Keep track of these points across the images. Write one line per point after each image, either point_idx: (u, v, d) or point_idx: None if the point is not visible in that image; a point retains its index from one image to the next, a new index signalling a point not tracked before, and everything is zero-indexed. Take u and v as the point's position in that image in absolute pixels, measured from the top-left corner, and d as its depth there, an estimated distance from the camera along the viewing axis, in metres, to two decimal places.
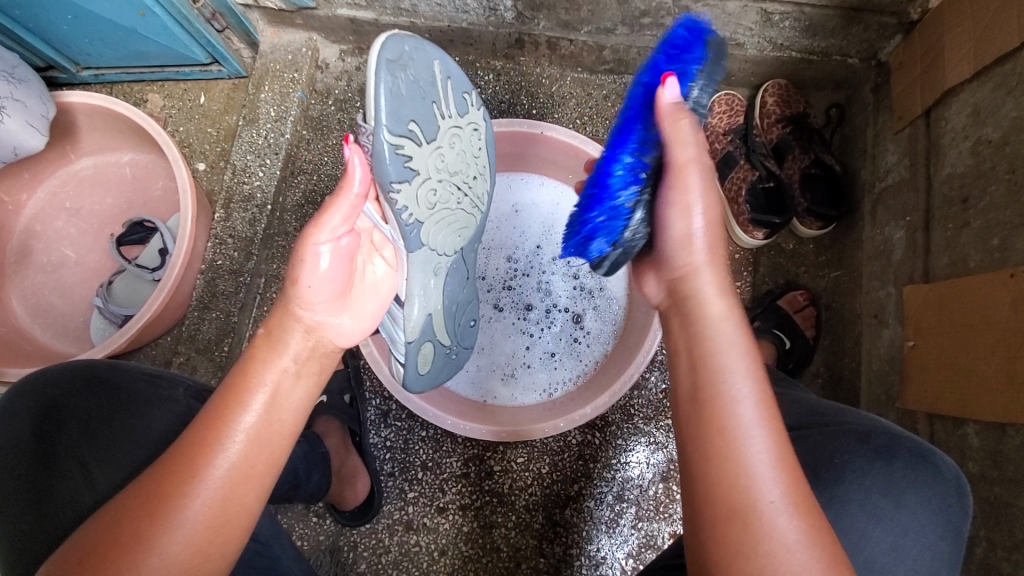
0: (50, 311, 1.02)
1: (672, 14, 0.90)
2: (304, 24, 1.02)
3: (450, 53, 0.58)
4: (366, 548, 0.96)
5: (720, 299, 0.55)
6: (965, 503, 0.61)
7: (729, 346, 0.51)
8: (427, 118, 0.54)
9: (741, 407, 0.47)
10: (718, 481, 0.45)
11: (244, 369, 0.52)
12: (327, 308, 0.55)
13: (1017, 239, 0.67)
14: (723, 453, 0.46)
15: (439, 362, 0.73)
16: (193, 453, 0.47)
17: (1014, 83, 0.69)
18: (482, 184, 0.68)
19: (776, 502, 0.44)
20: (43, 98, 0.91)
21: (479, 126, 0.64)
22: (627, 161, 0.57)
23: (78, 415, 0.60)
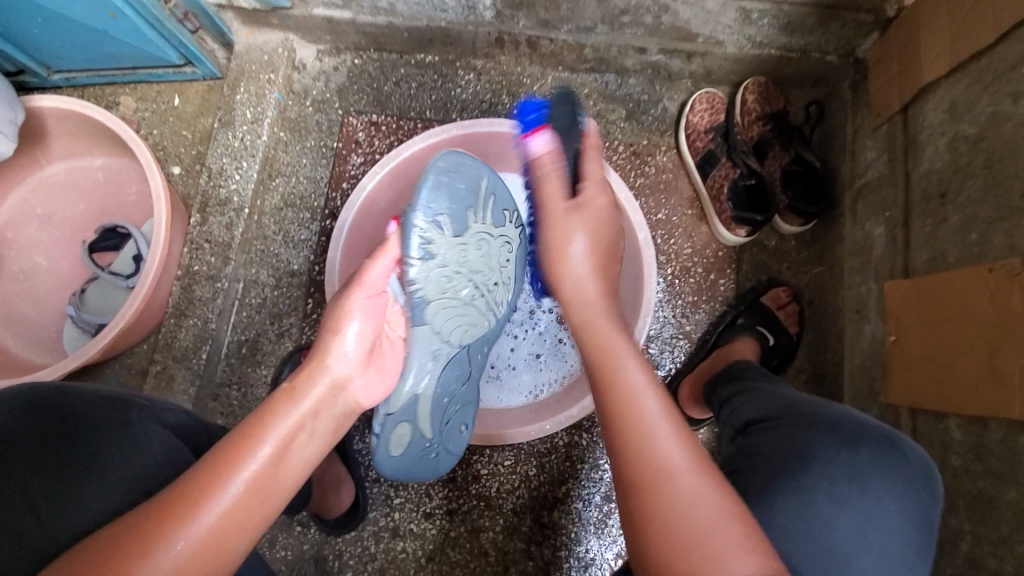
0: (20, 321, 0.99)
1: (652, 13, 0.90)
2: (280, 24, 1.00)
3: (497, 178, 0.74)
4: (352, 556, 0.95)
5: (593, 279, 0.71)
6: (933, 487, 0.61)
7: (602, 320, 0.67)
8: (457, 215, 0.66)
9: (646, 401, 0.58)
10: (638, 448, 0.54)
11: (261, 414, 0.52)
12: (354, 365, 0.56)
13: (994, 234, 0.67)
14: (625, 408, 0.57)
15: (415, 454, 0.71)
16: (189, 491, 0.47)
17: (990, 78, 0.69)
18: (502, 291, 0.77)
19: (684, 466, 0.52)
20: (12, 103, 0.88)
21: (509, 240, 0.77)
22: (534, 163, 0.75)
23: (26, 442, 0.56)
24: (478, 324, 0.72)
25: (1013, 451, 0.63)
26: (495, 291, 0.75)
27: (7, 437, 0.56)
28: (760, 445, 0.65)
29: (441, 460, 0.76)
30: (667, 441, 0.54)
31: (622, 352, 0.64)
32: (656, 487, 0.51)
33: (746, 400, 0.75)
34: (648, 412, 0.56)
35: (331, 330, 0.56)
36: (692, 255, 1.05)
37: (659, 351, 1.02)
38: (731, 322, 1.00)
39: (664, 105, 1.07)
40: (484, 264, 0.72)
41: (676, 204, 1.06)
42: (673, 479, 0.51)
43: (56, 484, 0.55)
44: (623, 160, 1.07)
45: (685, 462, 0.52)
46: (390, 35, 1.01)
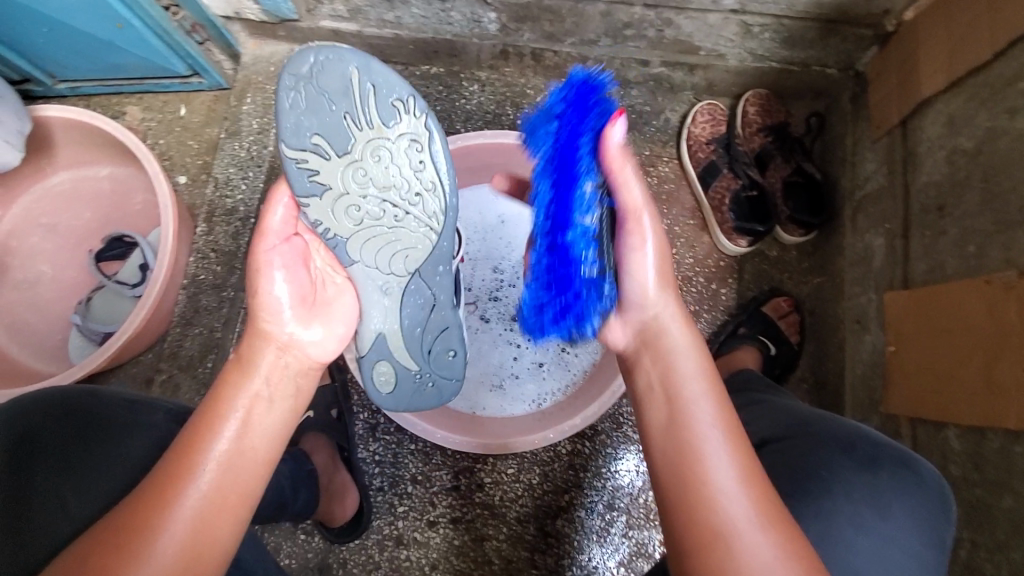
0: (25, 329, 0.99)
1: (655, 27, 0.91)
2: (287, 36, 1.01)
3: (379, 61, 0.59)
4: (356, 565, 0.95)
5: (682, 333, 0.61)
6: (947, 508, 0.63)
7: (687, 374, 0.57)
8: (335, 132, 0.59)
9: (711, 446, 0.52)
10: (695, 506, 0.49)
11: (218, 394, 0.55)
12: (291, 325, 0.62)
13: (991, 247, 0.68)
14: (690, 460, 0.51)
15: (411, 393, 0.69)
16: (162, 480, 0.49)
17: (987, 94, 0.71)
18: (438, 199, 0.63)
19: (749, 517, 0.47)
20: (20, 113, 0.89)
21: (418, 136, 0.61)
22: (583, 192, 0.63)
23: (54, 444, 0.58)
24: (420, 245, 0.64)
25: (1011, 461, 0.64)
26: (428, 203, 0.63)
27: (35, 440, 0.58)
28: (771, 462, 0.65)
29: (444, 390, 0.70)
30: (721, 469, 0.50)
31: (693, 393, 0.56)
32: (714, 544, 0.47)
33: (753, 416, 0.75)
34: (715, 469, 0.50)
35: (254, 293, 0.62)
36: (694, 264, 1.06)
37: None
38: (732, 332, 1.01)
39: (666, 116, 1.08)
40: (399, 173, 0.61)
41: (678, 214, 1.07)
42: (737, 528, 0.47)
43: (70, 490, 0.56)
44: None
45: (749, 519, 0.47)
46: (396, 47, 1.02)
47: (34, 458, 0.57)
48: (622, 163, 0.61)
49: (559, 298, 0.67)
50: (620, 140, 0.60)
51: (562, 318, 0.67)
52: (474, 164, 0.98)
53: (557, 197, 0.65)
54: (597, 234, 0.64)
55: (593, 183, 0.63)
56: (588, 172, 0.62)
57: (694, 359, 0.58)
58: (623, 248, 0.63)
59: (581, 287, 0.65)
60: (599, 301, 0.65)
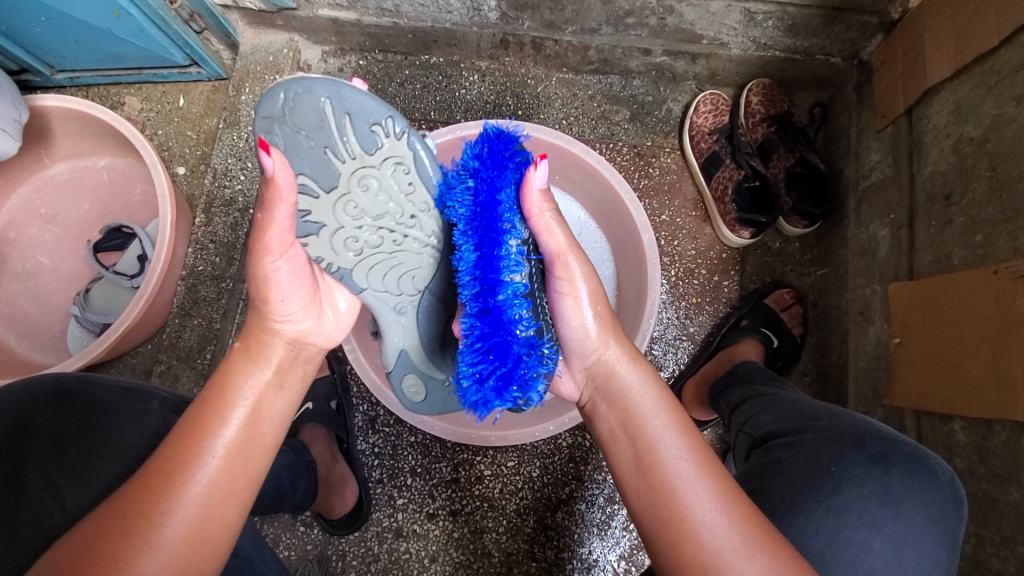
0: (24, 321, 0.99)
1: (656, 14, 0.90)
2: (285, 25, 1.00)
3: (349, 86, 0.54)
4: (355, 557, 0.94)
5: (633, 370, 0.61)
6: (960, 508, 0.61)
7: (647, 415, 0.57)
8: (319, 168, 0.57)
9: (683, 475, 0.52)
10: (682, 541, 0.49)
11: (222, 381, 0.54)
12: (301, 320, 0.60)
13: (998, 236, 0.67)
14: (671, 491, 0.51)
15: (441, 396, 0.76)
16: (169, 465, 0.48)
17: (994, 81, 0.70)
18: (434, 219, 0.63)
19: (737, 549, 0.47)
20: (15, 101, 0.88)
21: (403, 159, 0.58)
22: (510, 247, 0.59)
23: (49, 429, 0.58)
24: (425, 265, 0.66)
25: (1016, 454, 0.63)
26: (424, 222, 0.63)
27: (32, 426, 0.58)
28: (775, 458, 0.65)
29: None
30: (700, 501, 0.50)
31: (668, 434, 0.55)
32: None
33: (760, 407, 0.75)
34: (693, 501, 0.50)
35: (263, 301, 0.57)
36: (696, 256, 1.05)
37: (662, 353, 1.02)
38: (734, 324, 1.00)
39: (668, 107, 1.07)
40: (390, 200, 0.60)
41: (680, 205, 1.06)
42: (726, 559, 0.47)
43: (67, 477, 0.56)
44: (627, 161, 1.07)
45: (739, 551, 0.47)
46: (395, 36, 1.01)
47: (32, 443, 0.57)
48: (542, 206, 0.61)
49: (501, 368, 0.57)
50: (540, 185, 0.60)
51: (504, 390, 0.58)
52: None
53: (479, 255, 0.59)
54: (529, 291, 0.59)
55: (517, 238, 0.60)
56: (512, 228, 0.60)
57: (653, 393, 0.59)
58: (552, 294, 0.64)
59: (521, 351, 0.57)
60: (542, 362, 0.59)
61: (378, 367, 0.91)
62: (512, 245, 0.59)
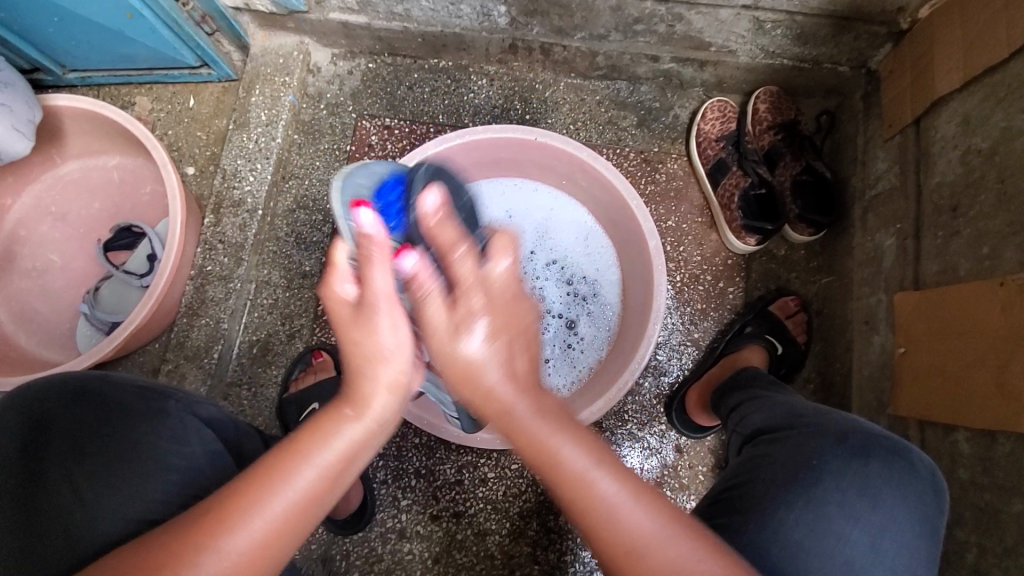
0: (34, 318, 1.00)
1: (665, 22, 0.90)
2: (296, 28, 1.01)
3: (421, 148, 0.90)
4: (358, 557, 0.95)
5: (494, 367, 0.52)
6: (941, 501, 0.61)
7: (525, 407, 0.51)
8: None
9: (580, 469, 0.49)
10: (592, 526, 0.48)
11: (314, 426, 0.53)
12: (407, 369, 0.55)
13: (1005, 249, 0.67)
14: (561, 486, 0.49)
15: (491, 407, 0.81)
16: (238, 500, 0.49)
17: (1003, 93, 0.70)
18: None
19: (659, 532, 0.47)
20: (28, 101, 0.89)
21: None
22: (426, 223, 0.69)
23: (66, 428, 0.59)
24: None
25: (1020, 466, 0.63)
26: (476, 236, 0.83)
27: (49, 424, 0.59)
28: (764, 453, 0.66)
29: None
30: (607, 490, 0.49)
31: (556, 440, 0.50)
32: (630, 560, 0.47)
33: (755, 407, 0.76)
34: (604, 495, 0.48)
35: (369, 354, 0.54)
36: (702, 262, 1.05)
37: (667, 358, 1.03)
38: (739, 330, 1.01)
39: (676, 113, 1.07)
40: None
41: (686, 211, 1.07)
42: (638, 547, 0.47)
43: (81, 477, 0.57)
44: (634, 167, 1.07)
45: (658, 529, 0.48)
46: (405, 40, 1.02)
47: (48, 443, 0.58)
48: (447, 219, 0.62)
49: None
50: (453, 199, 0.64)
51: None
52: (481, 158, 0.98)
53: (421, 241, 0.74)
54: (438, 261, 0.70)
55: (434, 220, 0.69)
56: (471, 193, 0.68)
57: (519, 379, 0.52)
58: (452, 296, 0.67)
59: None
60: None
61: None
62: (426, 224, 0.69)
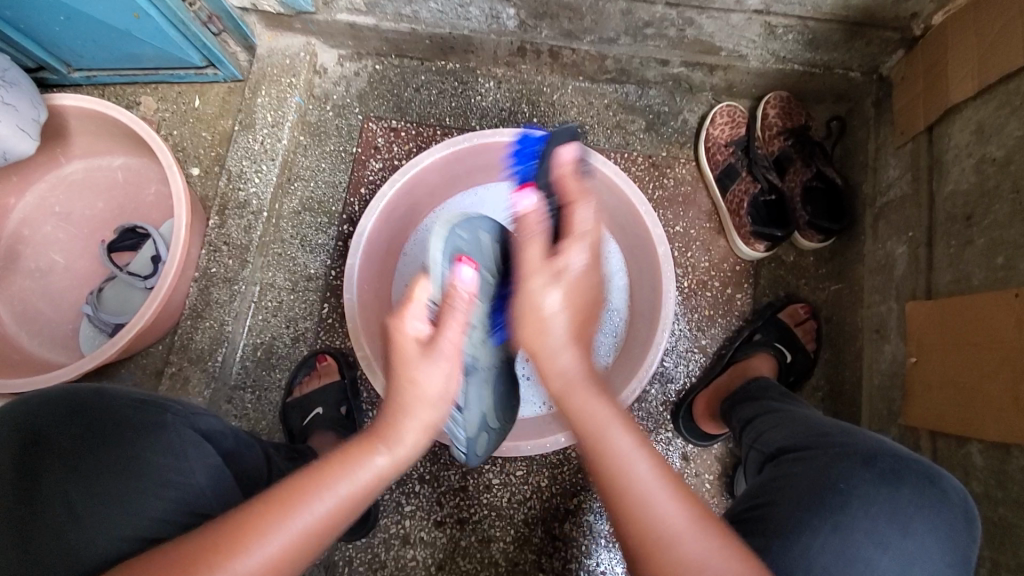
0: (37, 318, 0.99)
1: (675, 26, 0.89)
2: (303, 29, 1.01)
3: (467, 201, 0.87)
4: (362, 563, 0.94)
5: (562, 312, 0.57)
6: (972, 527, 0.60)
7: (581, 382, 0.55)
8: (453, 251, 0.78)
9: (622, 446, 0.52)
10: (627, 508, 0.49)
11: (342, 456, 0.53)
12: (439, 405, 0.57)
13: (1021, 259, 0.67)
14: (603, 456, 0.52)
15: (493, 443, 0.80)
16: (253, 518, 0.48)
17: (1019, 102, 0.69)
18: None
19: (683, 520, 0.48)
20: (34, 101, 0.89)
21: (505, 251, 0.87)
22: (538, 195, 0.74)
23: (66, 439, 0.58)
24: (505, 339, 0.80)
25: None
26: None
27: (50, 433, 0.58)
28: (788, 473, 0.65)
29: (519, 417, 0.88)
30: (640, 470, 0.51)
31: (602, 418, 0.54)
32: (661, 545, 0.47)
33: (771, 424, 0.75)
34: (641, 478, 0.50)
35: (413, 380, 0.55)
36: (710, 268, 1.04)
37: (674, 365, 1.02)
38: (747, 338, 1.00)
39: (684, 117, 1.07)
40: None
41: (694, 217, 1.06)
42: (666, 535, 0.48)
43: (81, 488, 0.56)
44: (642, 171, 1.06)
45: (683, 519, 0.48)
46: (412, 42, 1.01)
47: (49, 452, 0.58)
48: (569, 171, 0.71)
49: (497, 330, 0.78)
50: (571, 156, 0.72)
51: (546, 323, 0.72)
52: (489, 162, 0.97)
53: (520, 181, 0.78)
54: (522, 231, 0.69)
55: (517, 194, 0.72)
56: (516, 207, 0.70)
57: (574, 354, 0.56)
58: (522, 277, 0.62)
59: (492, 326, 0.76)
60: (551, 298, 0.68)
61: None
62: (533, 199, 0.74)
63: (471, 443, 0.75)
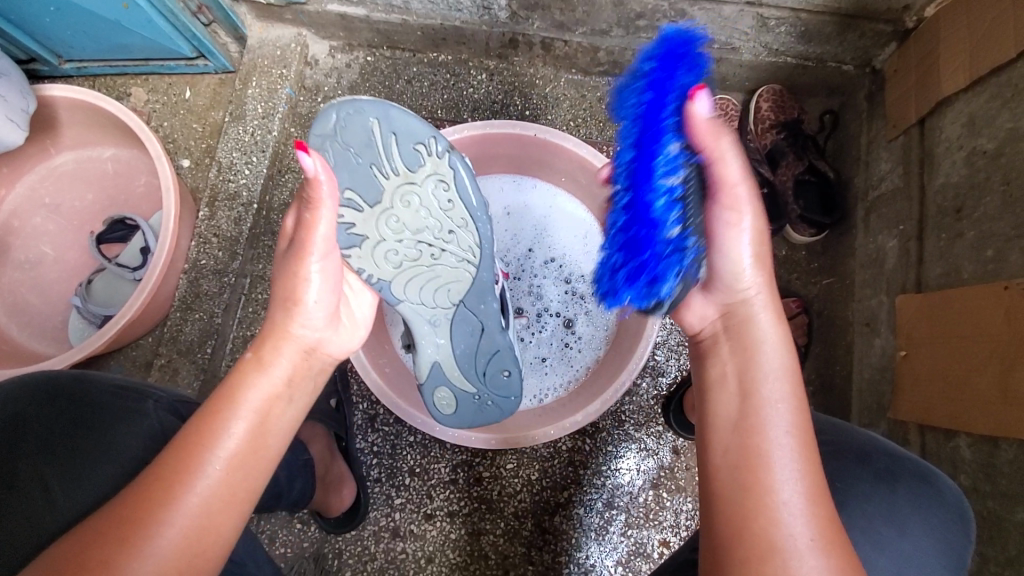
0: (26, 310, 0.99)
1: (668, 17, 0.89)
2: (294, 20, 1.00)
3: (394, 106, 0.60)
4: (352, 556, 0.94)
5: (772, 323, 0.59)
6: (967, 527, 0.61)
7: (766, 377, 0.55)
8: (366, 184, 0.62)
9: (779, 440, 0.51)
10: (751, 513, 0.48)
11: (228, 390, 0.51)
12: (322, 327, 0.59)
13: (1011, 251, 0.66)
14: (756, 443, 0.52)
15: (472, 412, 0.76)
16: (163, 475, 0.46)
17: (1010, 94, 0.69)
18: (471, 234, 0.68)
19: (811, 539, 0.46)
20: (23, 91, 0.88)
21: (443, 174, 0.64)
22: (661, 188, 0.60)
23: (44, 426, 0.58)
24: (459, 279, 0.70)
25: None
26: (462, 237, 0.68)
27: (29, 421, 0.58)
28: None
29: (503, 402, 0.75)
30: (787, 482, 0.49)
31: (775, 420, 0.53)
32: (769, 554, 0.46)
33: None
34: (786, 490, 0.49)
35: (290, 300, 0.56)
36: None
37: (665, 358, 1.01)
38: None
39: None
40: (429, 215, 0.65)
41: None
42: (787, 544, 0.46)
43: (61, 477, 0.56)
44: None
45: (809, 541, 0.46)
46: (404, 33, 1.01)
47: (27, 441, 0.57)
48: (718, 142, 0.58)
49: (635, 266, 0.63)
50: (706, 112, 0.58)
51: (631, 281, 0.64)
52: (479, 154, 0.97)
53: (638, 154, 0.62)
54: (682, 196, 0.60)
55: (678, 143, 0.60)
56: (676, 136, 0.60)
57: (783, 357, 0.57)
58: (715, 221, 0.61)
59: (662, 251, 0.61)
60: (678, 262, 0.62)
61: (380, 367, 0.90)
62: (668, 216, 0.60)
63: (428, 392, 0.75)
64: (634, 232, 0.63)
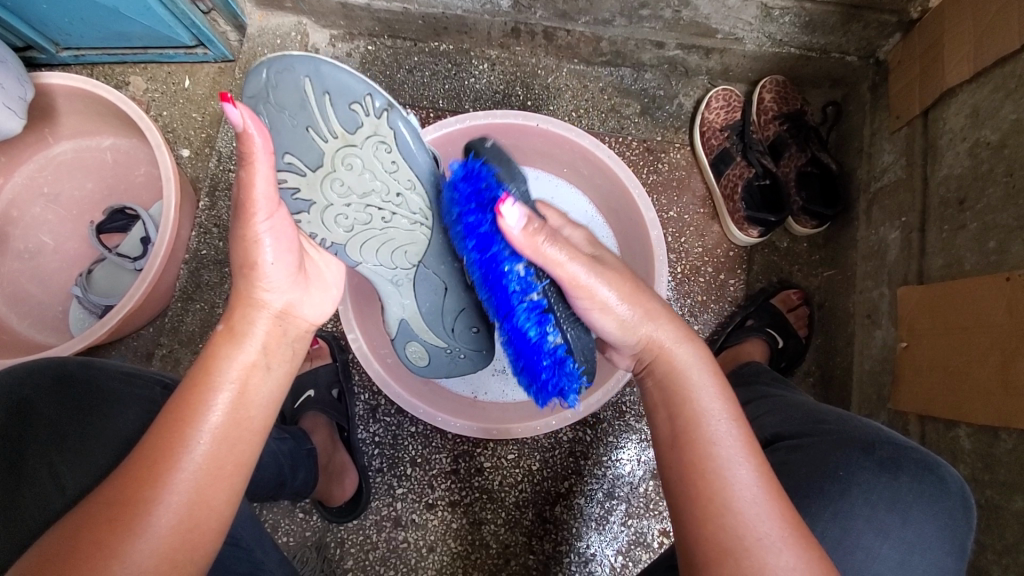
0: (27, 300, 0.99)
1: (672, 7, 0.88)
2: (294, 8, 0.99)
3: (325, 63, 0.57)
4: (354, 544, 0.95)
5: (688, 351, 0.58)
6: (970, 516, 0.61)
7: (692, 390, 0.55)
8: (304, 148, 0.61)
9: (715, 443, 0.51)
10: (704, 520, 0.48)
11: (204, 364, 0.49)
12: (288, 289, 0.53)
13: (1013, 243, 0.66)
14: (697, 452, 0.51)
15: (444, 361, 0.81)
16: (149, 456, 0.45)
17: (1014, 85, 0.68)
18: (419, 196, 0.67)
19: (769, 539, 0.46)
20: (21, 78, 0.87)
21: (383, 136, 0.61)
22: (522, 316, 0.61)
23: (48, 414, 0.58)
24: (414, 241, 0.70)
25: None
26: (410, 201, 0.67)
27: (32, 409, 0.58)
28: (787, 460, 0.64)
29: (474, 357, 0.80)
30: (739, 484, 0.49)
31: (714, 429, 0.52)
32: (723, 557, 0.46)
33: (765, 409, 0.74)
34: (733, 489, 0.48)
35: (246, 266, 0.51)
36: (703, 254, 1.04)
37: None
38: (740, 323, 1.01)
39: (679, 102, 1.06)
40: (375, 178, 0.64)
41: (688, 201, 1.05)
42: (746, 544, 0.46)
43: (66, 465, 0.56)
44: (636, 156, 1.06)
45: (771, 540, 0.46)
46: (405, 22, 1.00)
47: (31, 430, 0.57)
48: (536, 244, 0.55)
49: (538, 381, 0.65)
50: (519, 225, 0.54)
51: (545, 394, 0.66)
52: None
53: (489, 282, 0.64)
54: (549, 308, 0.60)
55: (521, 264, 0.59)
56: (514, 254, 0.59)
57: (705, 377, 0.57)
58: (579, 309, 0.60)
59: (551, 364, 0.63)
60: (572, 376, 0.63)
61: (382, 357, 0.90)
62: (535, 331, 0.61)
63: (404, 354, 0.81)
64: (522, 351, 0.65)
